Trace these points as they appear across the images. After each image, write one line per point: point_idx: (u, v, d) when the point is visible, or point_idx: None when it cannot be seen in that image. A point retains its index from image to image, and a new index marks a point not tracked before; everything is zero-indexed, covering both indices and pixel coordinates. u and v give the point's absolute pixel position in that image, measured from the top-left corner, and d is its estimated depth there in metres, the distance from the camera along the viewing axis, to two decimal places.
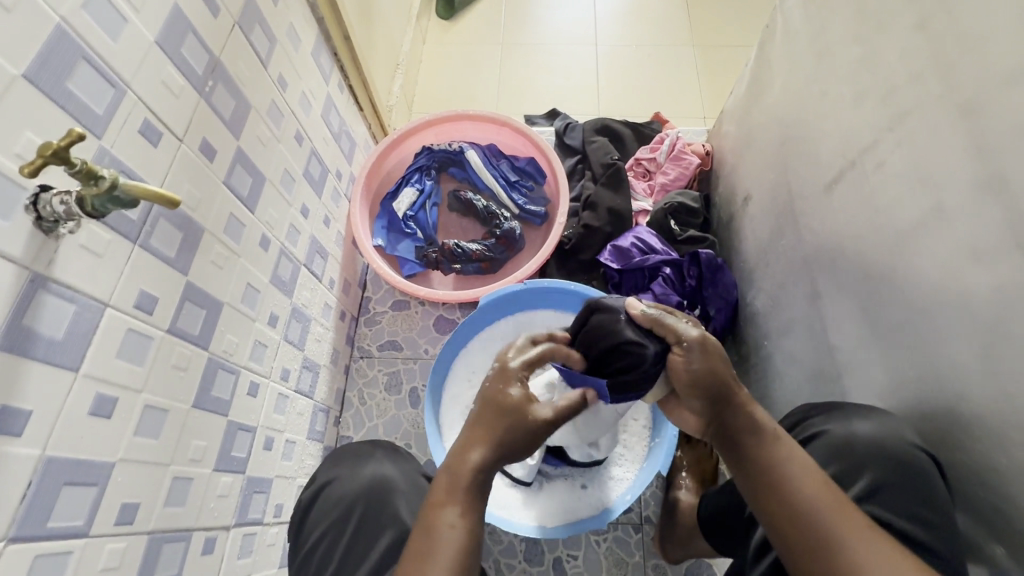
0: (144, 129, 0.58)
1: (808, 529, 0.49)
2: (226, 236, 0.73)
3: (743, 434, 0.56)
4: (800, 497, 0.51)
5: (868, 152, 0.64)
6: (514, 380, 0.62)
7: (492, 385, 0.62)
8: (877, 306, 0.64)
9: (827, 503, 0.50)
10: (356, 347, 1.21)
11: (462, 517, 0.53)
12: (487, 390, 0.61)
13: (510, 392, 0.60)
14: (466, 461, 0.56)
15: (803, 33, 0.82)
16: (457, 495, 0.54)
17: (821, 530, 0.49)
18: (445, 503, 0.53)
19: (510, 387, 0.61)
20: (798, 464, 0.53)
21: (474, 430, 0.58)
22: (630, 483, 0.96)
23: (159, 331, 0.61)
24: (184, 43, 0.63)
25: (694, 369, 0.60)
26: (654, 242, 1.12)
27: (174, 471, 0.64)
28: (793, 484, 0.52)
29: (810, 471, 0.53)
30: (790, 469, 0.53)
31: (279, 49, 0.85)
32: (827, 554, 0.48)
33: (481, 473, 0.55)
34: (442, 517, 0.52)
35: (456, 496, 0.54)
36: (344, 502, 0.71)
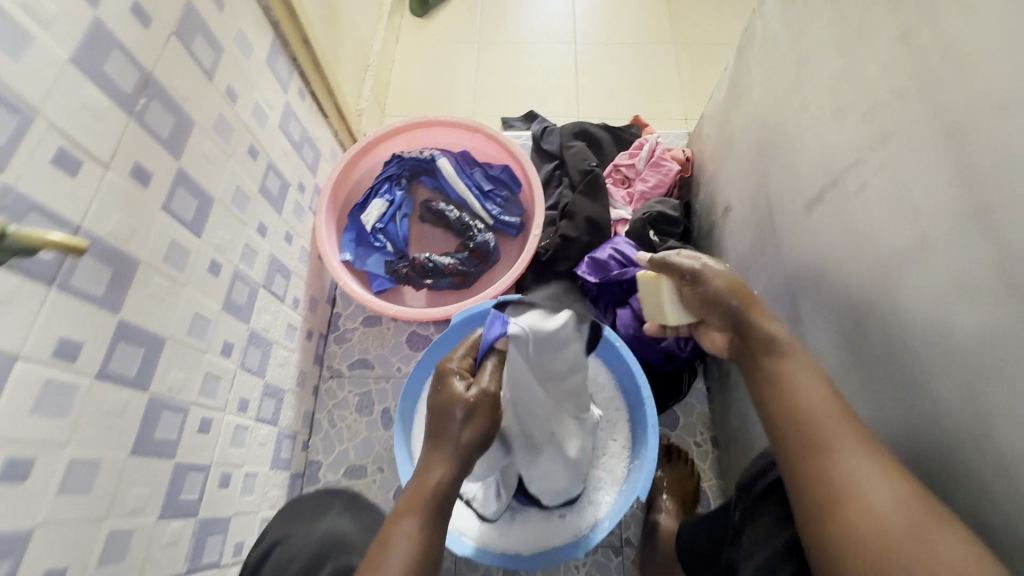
0: (58, 158, 0.52)
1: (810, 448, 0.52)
2: (167, 265, 0.68)
3: (762, 350, 0.61)
4: (802, 397, 0.55)
5: (852, 171, 0.61)
6: (453, 375, 0.67)
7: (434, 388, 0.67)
8: (861, 336, 0.61)
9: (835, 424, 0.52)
10: (325, 365, 1.16)
11: (417, 529, 0.59)
12: (433, 394, 0.66)
13: (451, 387, 0.65)
14: (429, 478, 0.62)
15: (783, 39, 0.78)
16: (417, 508, 0.60)
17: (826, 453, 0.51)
18: (407, 504, 0.61)
19: (451, 384, 0.66)
20: (806, 373, 0.57)
21: (432, 452, 0.64)
22: (608, 509, 0.93)
23: (86, 379, 0.56)
24: (109, 59, 0.58)
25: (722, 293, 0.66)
26: (632, 253, 1.08)
27: (111, 526, 0.59)
28: (800, 394, 0.56)
29: (823, 385, 0.56)
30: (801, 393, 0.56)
31: (227, 58, 0.79)
32: (818, 452, 0.51)
33: (442, 490, 0.62)
34: (399, 528, 0.59)
35: (415, 509, 0.60)
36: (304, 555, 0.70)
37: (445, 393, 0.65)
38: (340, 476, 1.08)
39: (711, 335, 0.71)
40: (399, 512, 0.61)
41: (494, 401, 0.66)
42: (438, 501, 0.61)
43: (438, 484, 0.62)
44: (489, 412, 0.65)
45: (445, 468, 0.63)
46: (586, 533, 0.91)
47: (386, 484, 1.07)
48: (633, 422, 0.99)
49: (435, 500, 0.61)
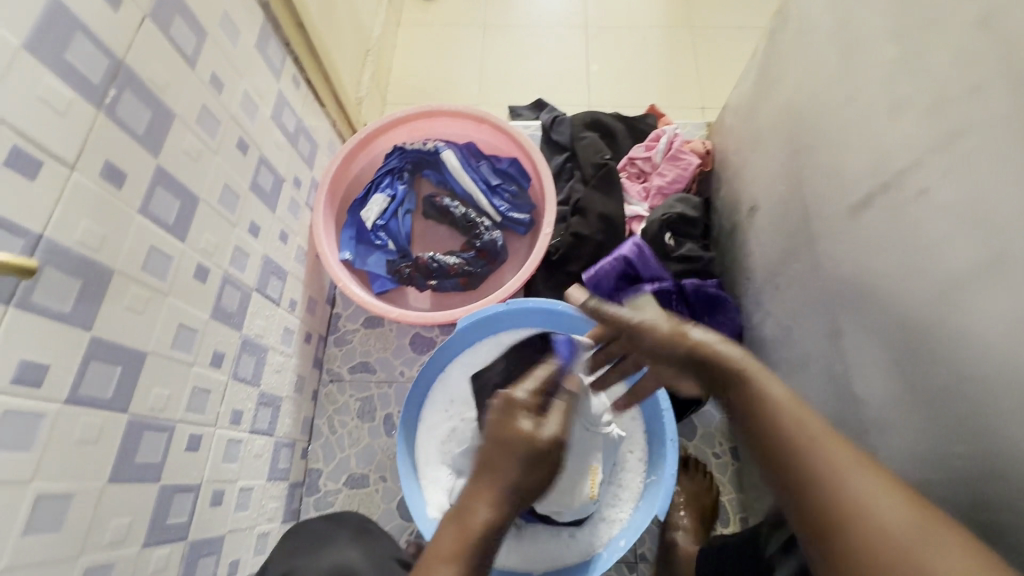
0: (12, 160, 0.46)
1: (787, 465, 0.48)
2: (146, 274, 0.62)
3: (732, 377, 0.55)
4: (784, 424, 0.49)
5: (910, 173, 0.54)
6: (519, 410, 0.57)
7: (497, 419, 0.57)
8: (913, 358, 0.55)
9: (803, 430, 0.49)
10: (325, 369, 1.11)
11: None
12: (491, 426, 0.56)
13: (518, 424, 0.56)
14: (473, 517, 0.52)
15: (825, 23, 0.70)
16: (464, 552, 0.50)
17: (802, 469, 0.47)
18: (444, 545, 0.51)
19: (517, 419, 0.56)
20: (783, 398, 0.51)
21: (478, 486, 0.54)
22: (625, 526, 0.88)
23: (52, 405, 0.50)
24: (71, 46, 0.51)
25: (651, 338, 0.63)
26: (642, 259, 1.00)
27: (86, 562, 0.54)
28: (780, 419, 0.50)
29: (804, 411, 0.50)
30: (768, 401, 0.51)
31: (211, 43, 0.72)
32: (810, 481, 0.46)
33: (490, 531, 0.52)
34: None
35: (460, 555, 0.50)
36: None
37: (511, 427, 0.55)
38: (341, 486, 1.03)
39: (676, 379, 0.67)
40: (438, 555, 0.50)
41: (558, 448, 0.57)
42: (485, 546, 0.51)
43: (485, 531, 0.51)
44: (553, 463, 0.56)
45: (496, 508, 0.52)
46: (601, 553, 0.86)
47: (388, 494, 1.03)
48: (650, 434, 0.93)
49: (482, 545, 0.51)
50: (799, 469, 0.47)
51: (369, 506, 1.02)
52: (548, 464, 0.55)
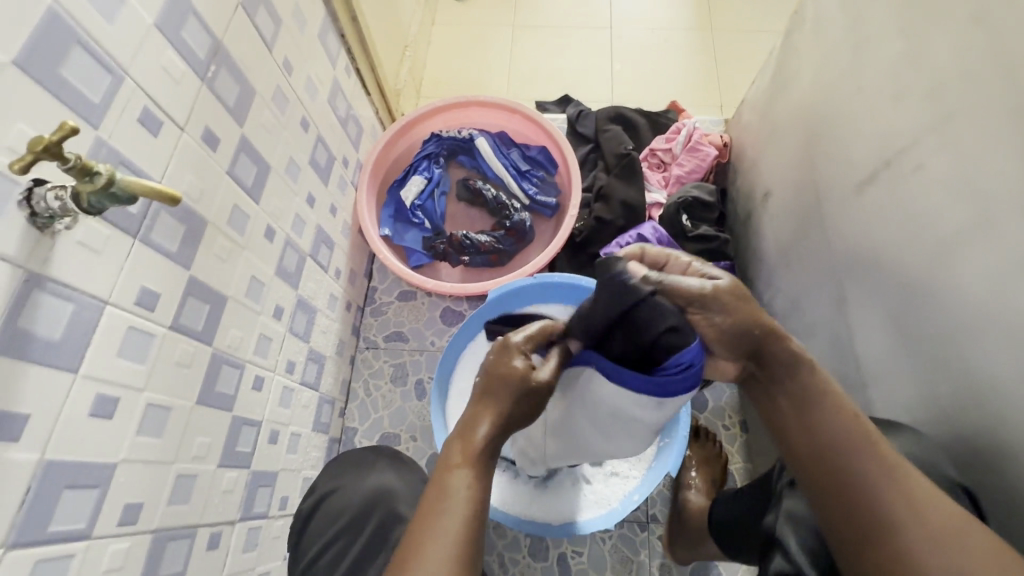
0: (144, 118, 0.55)
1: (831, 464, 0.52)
2: (230, 228, 0.71)
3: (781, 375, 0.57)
4: (830, 427, 0.53)
5: (909, 152, 0.62)
6: (515, 351, 0.60)
7: (498, 356, 0.59)
8: (910, 316, 0.62)
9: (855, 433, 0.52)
10: (361, 337, 1.20)
11: (475, 481, 0.52)
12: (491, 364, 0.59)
13: (513, 361, 0.58)
14: (477, 433, 0.55)
15: (838, 22, 0.77)
16: (473, 460, 0.53)
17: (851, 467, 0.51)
18: (450, 459, 0.53)
19: (512, 358, 0.59)
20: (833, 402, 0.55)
21: (479, 405, 0.56)
22: (638, 482, 0.95)
23: (161, 329, 0.59)
24: (185, 26, 0.60)
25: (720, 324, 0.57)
26: (653, 238, 1.08)
27: (178, 469, 0.63)
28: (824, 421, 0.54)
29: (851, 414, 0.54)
30: (821, 395, 0.55)
31: (285, 31, 0.81)
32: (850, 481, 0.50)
33: (492, 445, 0.55)
34: (453, 480, 0.52)
35: (469, 463, 0.53)
36: (352, 510, 0.80)
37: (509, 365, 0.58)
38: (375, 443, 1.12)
39: (719, 364, 0.61)
40: (448, 464, 0.53)
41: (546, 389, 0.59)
42: (488, 458, 0.54)
43: (488, 445, 0.55)
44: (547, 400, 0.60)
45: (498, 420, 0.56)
46: (614, 505, 0.94)
47: (419, 453, 1.11)
48: None
49: (484, 457, 0.54)
50: (833, 458, 0.52)
51: None
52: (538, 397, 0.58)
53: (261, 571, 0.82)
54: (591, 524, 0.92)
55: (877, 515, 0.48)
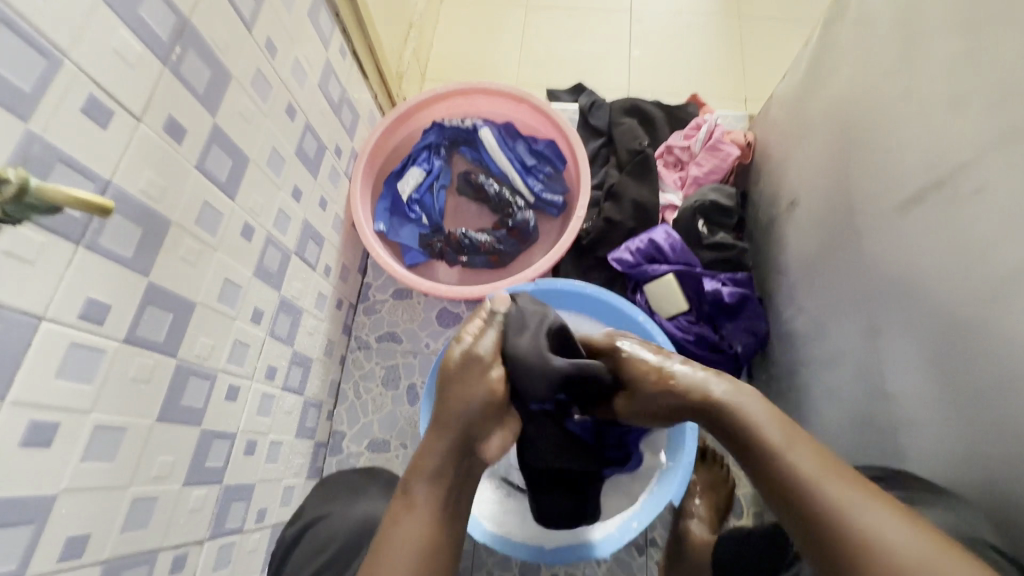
0: (89, 108, 0.48)
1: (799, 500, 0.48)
2: (199, 228, 0.64)
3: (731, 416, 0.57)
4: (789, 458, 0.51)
5: (967, 171, 0.55)
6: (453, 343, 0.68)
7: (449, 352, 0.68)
8: (950, 359, 0.56)
9: (820, 467, 0.49)
10: (353, 336, 1.14)
11: (418, 510, 0.57)
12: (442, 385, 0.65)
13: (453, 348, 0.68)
14: (424, 461, 0.60)
15: (887, 14, 0.68)
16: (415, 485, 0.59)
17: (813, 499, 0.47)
18: (400, 497, 0.59)
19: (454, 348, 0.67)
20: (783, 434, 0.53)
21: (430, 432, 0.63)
22: (637, 508, 0.89)
23: (113, 343, 0.53)
24: (143, 1, 0.53)
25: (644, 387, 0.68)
26: (667, 246, 1.01)
27: (135, 493, 0.58)
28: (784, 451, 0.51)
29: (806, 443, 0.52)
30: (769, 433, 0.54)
31: (267, 7, 0.74)
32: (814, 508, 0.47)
33: (439, 467, 0.60)
34: (402, 511, 0.57)
35: (413, 498, 0.58)
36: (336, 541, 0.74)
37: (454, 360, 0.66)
38: (363, 449, 1.07)
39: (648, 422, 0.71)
40: (401, 503, 0.59)
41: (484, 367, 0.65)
42: (437, 480, 0.59)
43: (428, 477, 0.59)
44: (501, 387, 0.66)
45: (441, 442, 0.61)
46: (612, 532, 0.88)
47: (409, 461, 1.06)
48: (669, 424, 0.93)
49: (428, 478, 0.59)
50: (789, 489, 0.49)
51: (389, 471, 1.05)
52: (483, 378, 0.65)
53: None
54: (585, 552, 0.86)
55: (851, 552, 0.44)
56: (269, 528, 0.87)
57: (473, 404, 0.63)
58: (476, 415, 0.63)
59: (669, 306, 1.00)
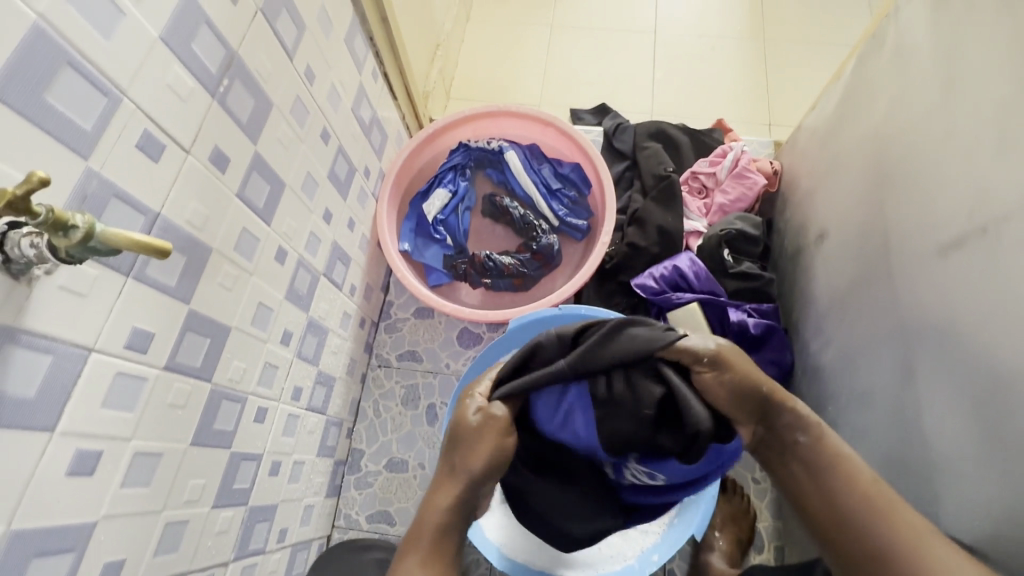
0: (144, 143, 0.49)
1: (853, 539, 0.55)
2: (237, 254, 0.65)
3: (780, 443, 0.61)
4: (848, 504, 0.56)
5: (1010, 222, 0.54)
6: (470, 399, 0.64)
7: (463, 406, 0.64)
8: (994, 409, 0.55)
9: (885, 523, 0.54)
10: (374, 354, 1.14)
11: (423, 572, 0.57)
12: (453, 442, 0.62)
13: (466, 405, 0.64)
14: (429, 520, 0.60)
15: (928, 54, 0.68)
16: (419, 549, 0.59)
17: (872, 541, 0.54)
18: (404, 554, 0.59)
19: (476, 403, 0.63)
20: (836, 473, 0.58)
21: (436, 481, 0.62)
22: (657, 539, 0.88)
23: (154, 371, 0.54)
24: (196, 37, 0.54)
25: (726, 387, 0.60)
26: (692, 274, 1.00)
27: (167, 518, 0.59)
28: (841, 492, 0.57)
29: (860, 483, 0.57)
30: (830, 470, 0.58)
31: (309, 37, 0.75)
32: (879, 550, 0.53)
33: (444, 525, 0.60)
34: (405, 569, 0.58)
35: (418, 553, 0.58)
36: None
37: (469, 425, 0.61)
38: (381, 468, 1.07)
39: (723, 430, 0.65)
40: (401, 553, 0.60)
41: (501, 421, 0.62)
42: (440, 541, 0.59)
43: (438, 525, 0.60)
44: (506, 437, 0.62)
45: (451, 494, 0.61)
46: (631, 564, 0.87)
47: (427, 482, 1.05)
48: None
49: (434, 537, 0.59)
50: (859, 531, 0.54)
51: (406, 492, 1.05)
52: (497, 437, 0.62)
53: None
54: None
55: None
56: (288, 548, 0.87)
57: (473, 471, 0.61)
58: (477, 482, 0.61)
59: None
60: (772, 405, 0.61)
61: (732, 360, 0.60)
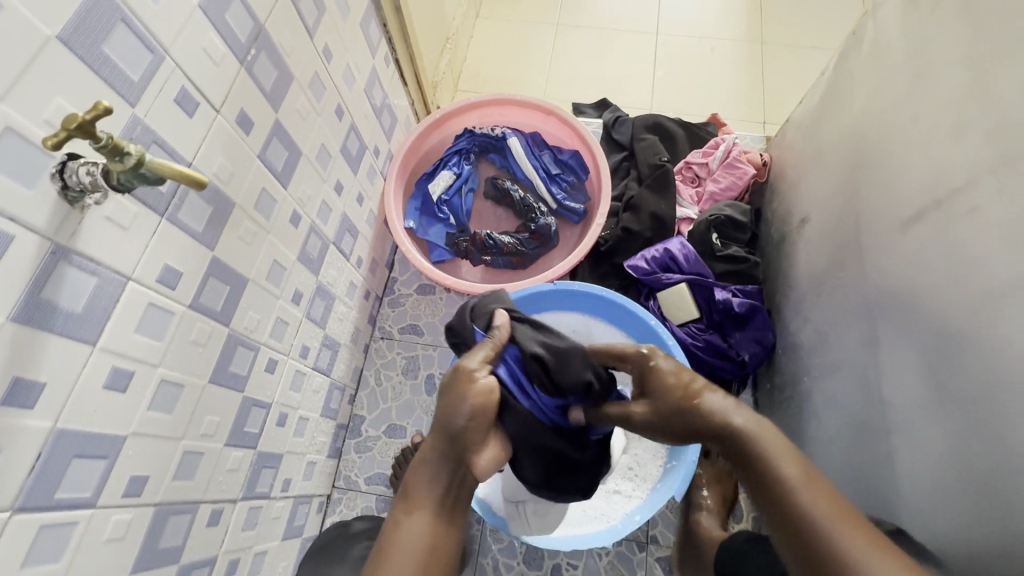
0: (181, 99, 0.55)
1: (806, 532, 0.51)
2: (256, 212, 0.71)
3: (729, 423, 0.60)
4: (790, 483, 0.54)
5: (964, 193, 0.60)
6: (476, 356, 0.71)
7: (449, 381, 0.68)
8: (946, 364, 0.60)
9: (830, 506, 0.51)
10: (377, 326, 1.20)
11: (413, 519, 0.64)
12: (438, 407, 0.67)
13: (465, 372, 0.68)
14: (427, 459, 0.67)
15: (900, 47, 0.74)
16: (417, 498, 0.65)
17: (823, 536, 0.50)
18: (402, 505, 0.66)
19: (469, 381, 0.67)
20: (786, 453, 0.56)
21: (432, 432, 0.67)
22: (639, 503, 0.93)
23: (180, 307, 0.60)
24: (229, 8, 0.60)
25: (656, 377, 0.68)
26: (684, 259, 1.05)
27: (185, 446, 0.64)
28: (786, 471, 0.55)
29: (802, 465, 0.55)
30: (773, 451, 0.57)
31: (327, 18, 0.81)
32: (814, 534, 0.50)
33: (440, 467, 0.66)
34: (402, 517, 0.64)
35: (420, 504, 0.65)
36: None
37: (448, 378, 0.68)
38: (381, 433, 1.12)
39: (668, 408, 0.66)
40: (403, 495, 0.67)
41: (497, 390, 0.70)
42: (430, 491, 0.65)
43: (427, 478, 0.66)
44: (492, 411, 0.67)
45: (438, 447, 0.66)
46: (614, 524, 0.91)
47: None
48: None
49: (428, 477, 0.66)
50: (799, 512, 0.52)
51: None
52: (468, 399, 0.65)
53: (259, 548, 0.84)
54: (585, 542, 0.89)
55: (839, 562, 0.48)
56: (291, 499, 0.93)
57: (457, 423, 0.65)
58: (460, 431, 0.65)
59: (681, 312, 1.05)
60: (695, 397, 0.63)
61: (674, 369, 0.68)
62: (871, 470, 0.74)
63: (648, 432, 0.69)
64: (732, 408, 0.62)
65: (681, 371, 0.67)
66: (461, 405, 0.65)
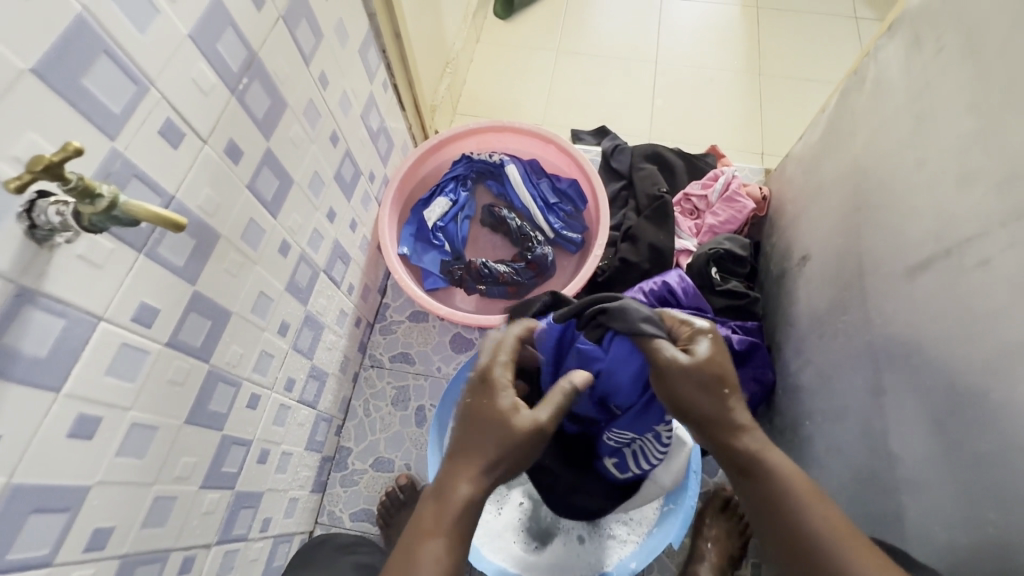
0: (165, 130, 0.53)
1: (798, 538, 0.54)
2: (243, 243, 0.69)
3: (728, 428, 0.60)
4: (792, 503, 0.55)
5: (973, 244, 0.58)
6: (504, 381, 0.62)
7: (477, 400, 0.61)
8: (958, 420, 0.58)
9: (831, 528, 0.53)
10: (367, 354, 1.16)
11: (449, 551, 0.53)
12: (475, 435, 0.59)
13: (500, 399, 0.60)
14: (462, 490, 0.56)
15: (903, 91, 0.73)
16: (445, 527, 0.54)
17: (817, 545, 0.53)
18: (422, 535, 0.54)
19: (498, 397, 0.61)
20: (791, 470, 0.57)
21: (467, 462, 0.58)
22: (635, 549, 0.90)
23: (156, 346, 0.57)
24: (221, 38, 0.58)
25: (686, 366, 0.59)
26: (683, 293, 1.01)
27: (157, 491, 0.60)
28: (788, 485, 0.56)
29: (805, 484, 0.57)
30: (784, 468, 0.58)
31: (324, 45, 0.80)
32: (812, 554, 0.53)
33: (475, 504, 0.56)
34: (426, 551, 0.53)
35: (443, 528, 0.54)
36: None
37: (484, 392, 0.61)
38: (368, 467, 1.08)
39: (693, 397, 0.59)
40: (422, 530, 0.54)
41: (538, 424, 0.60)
42: (466, 522, 0.55)
43: (464, 510, 0.55)
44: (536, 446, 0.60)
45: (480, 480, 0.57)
46: (608, 570, 0.88)
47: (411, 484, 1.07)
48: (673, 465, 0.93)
49: (464, 512, 0.55)
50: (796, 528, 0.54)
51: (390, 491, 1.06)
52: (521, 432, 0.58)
53: None
54: None
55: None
56: (270, 539, 0.88)
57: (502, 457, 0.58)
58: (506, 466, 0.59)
59: None
60: (723, 393, 0.59)
61: (712, 357, 0.60)
62: (877, 525, 0.71)
63: (666, 376, 0.60)
64: (751, 422, 0.60)
65: (716, 351, 0.61)
66: (509, 435, 0.58)
